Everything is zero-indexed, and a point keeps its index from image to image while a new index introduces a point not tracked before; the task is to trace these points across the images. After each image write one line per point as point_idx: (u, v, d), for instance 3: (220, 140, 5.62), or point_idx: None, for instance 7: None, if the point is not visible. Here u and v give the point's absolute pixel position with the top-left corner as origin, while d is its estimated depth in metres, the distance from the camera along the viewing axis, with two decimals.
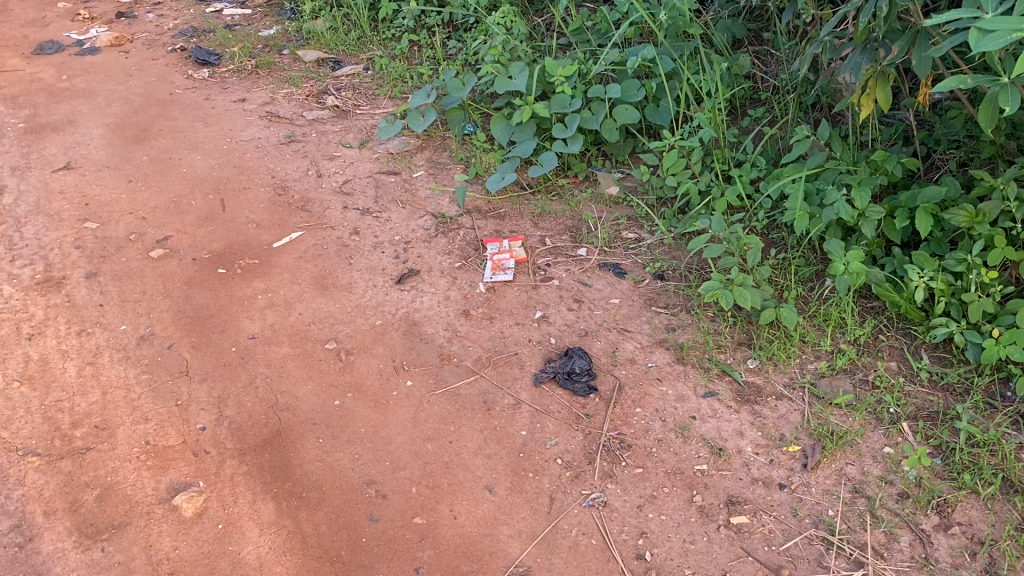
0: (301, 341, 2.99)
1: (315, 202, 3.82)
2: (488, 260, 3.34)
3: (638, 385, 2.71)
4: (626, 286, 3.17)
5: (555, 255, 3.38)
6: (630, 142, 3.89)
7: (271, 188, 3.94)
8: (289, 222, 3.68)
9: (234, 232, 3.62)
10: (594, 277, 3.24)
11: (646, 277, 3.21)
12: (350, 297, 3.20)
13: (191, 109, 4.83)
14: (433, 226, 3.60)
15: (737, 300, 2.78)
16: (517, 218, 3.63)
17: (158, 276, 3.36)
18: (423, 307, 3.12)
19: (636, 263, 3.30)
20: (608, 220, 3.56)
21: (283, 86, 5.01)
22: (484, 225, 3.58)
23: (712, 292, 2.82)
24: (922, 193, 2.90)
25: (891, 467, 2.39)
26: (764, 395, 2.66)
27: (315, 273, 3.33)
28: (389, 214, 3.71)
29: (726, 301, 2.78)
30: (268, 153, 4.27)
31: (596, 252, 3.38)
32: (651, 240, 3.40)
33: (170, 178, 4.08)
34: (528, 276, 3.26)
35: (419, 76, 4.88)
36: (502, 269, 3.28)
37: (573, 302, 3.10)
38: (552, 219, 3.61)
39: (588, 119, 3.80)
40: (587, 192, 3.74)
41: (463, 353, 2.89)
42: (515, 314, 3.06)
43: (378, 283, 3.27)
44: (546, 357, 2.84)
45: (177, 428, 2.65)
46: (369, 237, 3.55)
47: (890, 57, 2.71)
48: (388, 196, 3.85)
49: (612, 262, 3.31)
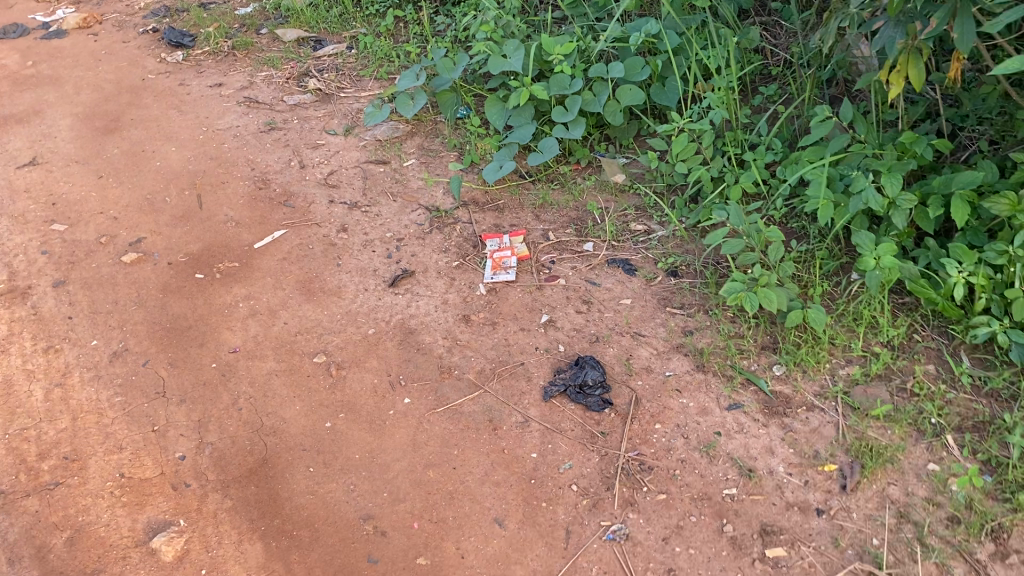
0: (287, 355, 2.75)
1: (298, 196, 3.57)
2: (488, 258, 3.11)
3: (656, 398, 2.49)
4: (638, 285, 2.95)
5: (559, 251, 3.15)
6: (634, 124, 3.64)
7: (252, 182, 3.68)
8: (271, 219, 3.43)
9: (213, 232, 3.37)
10: (603, 275, 3.01)
11: (659, 274, 2.99)
12: (339, 303, 2.96)
13: (164, 96, 4.55)
14: (427, 221, 3.35)
15: (762, 303, 2.55)
16: (517, 210, 3.38)
17: (132, 283, 3.11)
18: (420, 313, 2.90)
19: (647, 258, 3.07)
20: (615, 212, 3.33)
21: (262, 69, 4.72)
22: (481, 219, 3.34)
23: (735, 295, 2.59)
24: (957, 178, 2.67)
25: (939, 488, 2.18)
26: (793, 406, 2.44)
27: (301, 277, 3.09)
28: (380, 208, 3.46)
29: (750, 305, 2.53)
30: (247, 143, 4.00)
31: (604, 247, 3.14)
32: (662, 233, 3.17)
33: (143, 172, 3.82)
34: (531, 275, 3.03)
35: (405, 55, 4.60)
36: (503, 268, 3.05)
37: (581, 304, 2.88)
38: (555, 210, 3.37)
39: (590, 102, 3.55)
40: (590, 180, 3.49)
41: (464, 364, 2.66)
42: (519, 319, 2.83)
43: (369, 286, 3.04)
44: (555, 368, 2.62)
45: (154, 458, 2.43)
46: (359, 235, 3.30)
47: (929, 31, 2.43)
48: (378, 188, 3.59)
49: (622, 258, 3.08)
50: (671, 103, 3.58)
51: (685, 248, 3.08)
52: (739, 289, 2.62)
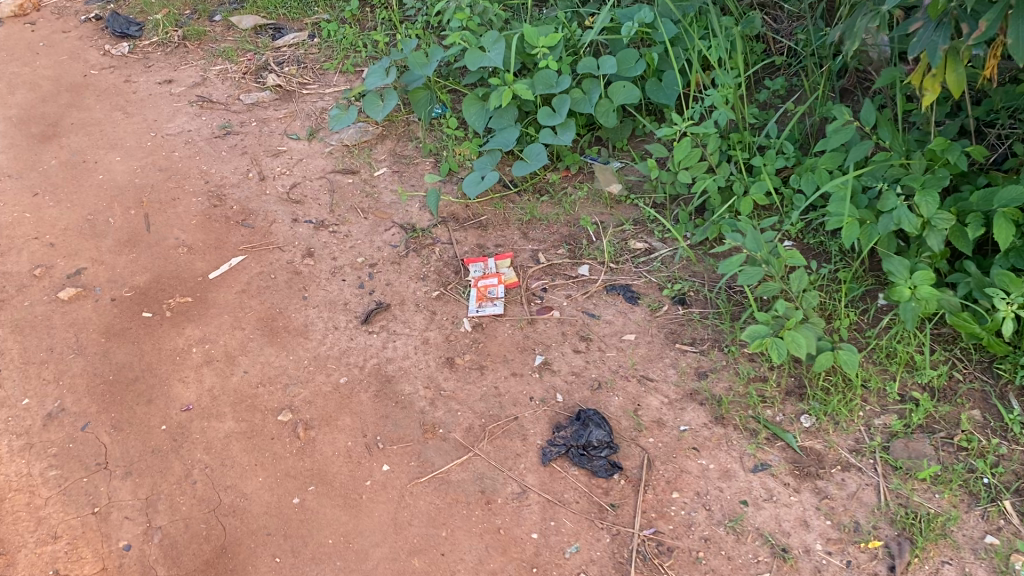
0: (247, 412, 2.42)
1: (258, 214, 3.21)
2: (472, 287, 2.78)
3: (671, 459, 2.19)
4: (641, 316, 2.64)
5: (552, 276, 2.82)
6: (628, 123, 3.30)
7: (205, 198, 3.31)
8: (228, 243, 3.07)
9: (162, 260, 3.00)
10: (602, 305, 2.69)
11: (664, 303, 2.67)
12: (306, 346, 2.62)
13: (108, 95, 4.13)
14: (402, 242, 3.01)
15: (790, 349, 2.20)
16: (502, 226, 3.05)
17: (70, 325, 2.75)
18: (398, 356, 2.56)
19: (650, 283, 2.75)
20: (611, 227, 3.00)
21: (216, 62, 4.31)
22: (463, 239, 3.00)
23: (759, 341, 2.22)
24: (999, 193, 2.37)
25: (1000, 567, 1.90)
26: (827, 466, 2.15)
27: (262, 314, 2.75)
28: (349, 227, 3.11)
29: (777, 353, 2.19)
30: (200, 151, 3.62)
31: (601, 270, 2.82)
32: (665, 252, 2.85)
33: (83, 187, 3.43)
34: (522, 307, 2.71)
35: (373, 44, 4.20)
36: (490, 299, 2.72)
37: (579, 341, 2.56)
38: (545, 226, 3.04)
39: (580, 101, 3.21)
40: (583, 190, 3.16)
41: (450, 420, 2.34)
42: (511, 362, 2.51)
43: (340, 323, 2.70)
44: (554, 423, 2.31)
45: (94, 548, 2.10)
46: (326, 260, 2.96)
47: (976, 36, 2.11)
48: (347, 203, 3.24)
49: (621, 284, 2.76)
50: (669, 100, 3.23)
51: (692, 270, 2.76)
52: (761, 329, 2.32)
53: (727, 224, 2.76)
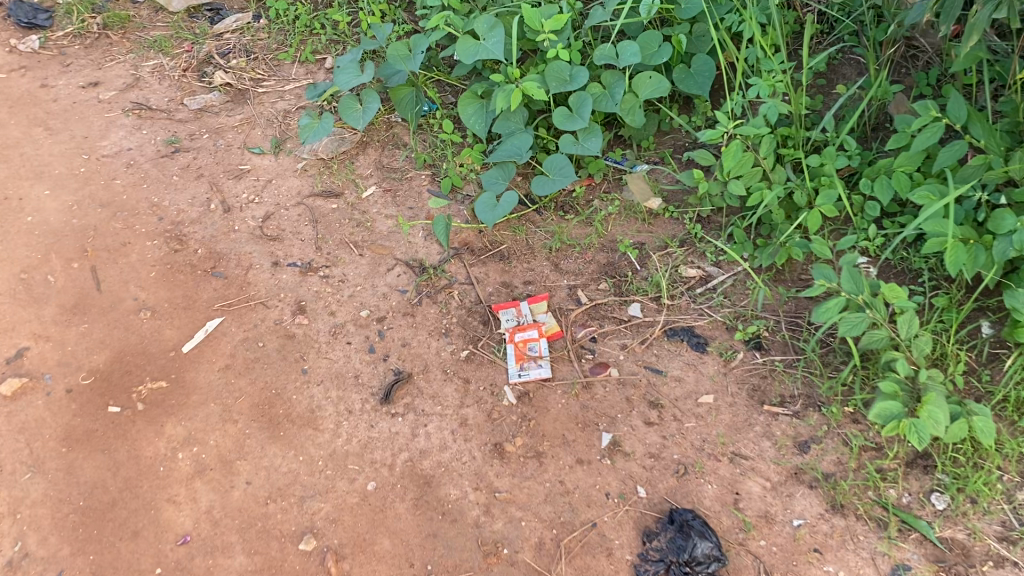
0: (261, 541, 1.96)
1: (230, 259, 2.68)
2: (507, 343, 2.33)
3: (791, 570, 1.83)
4: (714, 369, 2.24)
5: (598, 320, 2.38)
6: (653, 118, 2.85)
7: (162, 241, 2.77)
8: (199, 301, 2.55)
9: (121, 331, 2.48)
10: (666, 356, 2.28)
11: (738, 349, 2.28)
12: (317, 442, 2.15)
13: (22, 105, 3.48)
14: (412, 286, 2.53)
15: (932, 430, 1.81)
16: (527, 257, 2.59)
17: (18, 431, 2.24)
18: (434, 447, 2.11)
19: (716, 324, 2.35)
20: (656, 251, 2.57)
21: (147, 56, 3.67)
22: (485, 277, 2.53)
23: (894, 424, 1.82)
24: None
25: None
26: (977, 563, 1.81)
27: (258, 399, 2.27)
28: (344, 268, 2.61)
29: (920, 440, 1.80)
30: (145, 176, 3.04)
31: (656, 309, 2.40)
32: (727, 282, 2.45)
33: (8, 234, 2.84)
34: (570, 365, 2.27)
35: (332, 25, 3.60)
36: (531, 359, 2.28)
37: (649, 410, 2.15)
38: (577, 253, 2.59)
39: (600, 98, 2.74)
40: (613, 204, 2.71)
41: (515, 534, 1.93)
42: (572, 444, 2.09)
43: (354, 404, 2.23)
44: (641, 528, 1.91)
45: None
46: (323, 317, 2.47)
47: None
48: (336, 235, 2.73)
49: (683, 326, 2.35)
50: (702, 90, 2.76)
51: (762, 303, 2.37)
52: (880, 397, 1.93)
53: (797, 246, 2.37)
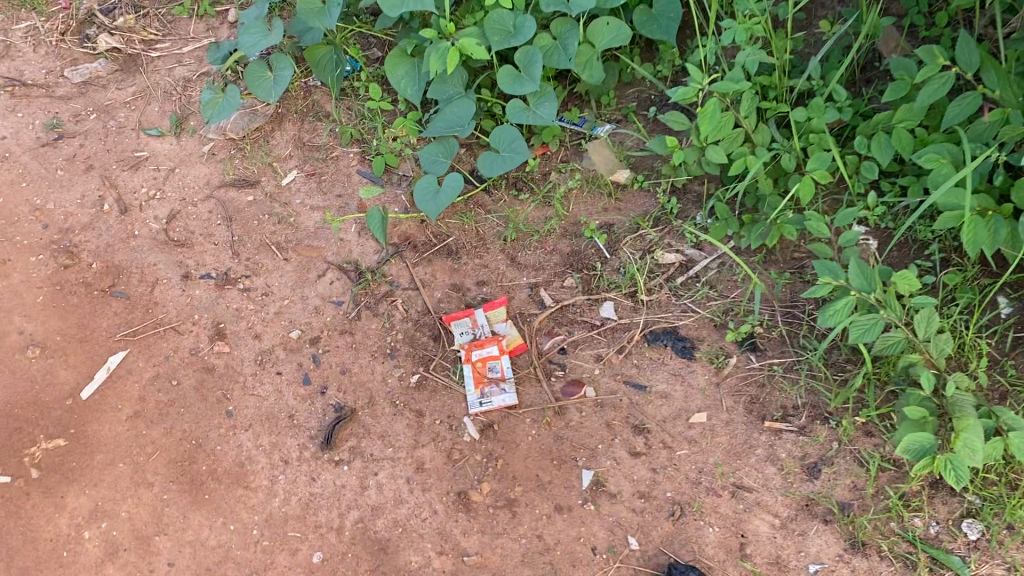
0: None
1: (131, 274, 2.29)
2: (465, 364, 2.00)
3: None
4: (704, 380, 1.95)
5: (568, 326, 2.07)
6: (613, 68, 2.48)
7: (49, 255, 2.35)
8: (97, 331, 2.17)
9: (10, 377, 2.11)
10: (648, 367, 1.98)
11: (730, 352, 1.99)
12: (250, 505, 1.83)
13: None
14: (349, 297, 2.17)
15: (972, 463, 1.55)
16: (479, 250, 2.24)
17: None
18: (388, 503, 1.81)
19: (702, 323, 2.05)
20: (627, 233, 2.24)
21: (18, 17, 3.04)
22: (431, 280, 2.19)
23: (929, 463, 1.56)
24: None
25: None
26: None
27: (177, 455, 1.92)
28: (267, 277, 2.24)
29: (959, 479, 1.53)
30: (24, 171, 2.59)
31: (632, 309, 2.09)
32: (713, 271, 2.14)
33: None
34: (539, 386, 1.96)
35: None
36: (492, 382, 1.96)
37: (634, 437, 1.87)
38: (537, 243, 2.24)
39: (552, 52, 2.36)
40: (574, 177, 2.37)
41: None
42: (549, 487, 1.80)
43: (291, 453, 1.90)
44: None
45: None
46: (246, 342, 2.11)
47: None
48: (255, 235, 2.34)
49: (666, 329, 2.05)
50: (667, 35, 2.36)
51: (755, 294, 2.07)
52: (903, 423, 1.64)
53: (790, 225, 2.07)
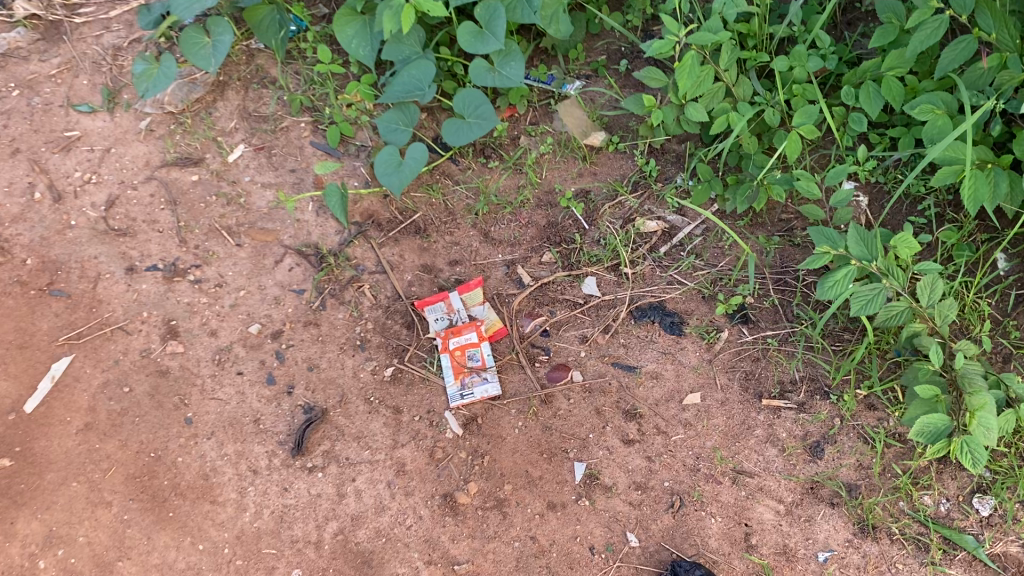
0: None
1: (68, 269, 2.09)
2: (442, 354, 1.87)
3: None
4: (697, 357, 1.84)
5: (550, 306, 1.94)
6: (580, 19, 2.29)
7: None
8: (36, 335, 1.98)
9: None
10: (636, 346, 1.87)
11: (721, 326, 1.88)
12: (219, 522, 1.70)
13: None
14: (310, 284, 2.02)
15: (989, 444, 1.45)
16: (449, 226, 2.10)
17: None
18: (368, 511, 1.69)
19: (690, 295, 1.93)
20: (605, 202, 2.11)
21: None
22: (400, 261, 2.04)
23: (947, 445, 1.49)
24: None
25: None
26: None
27: (137, 471, 1.77)
28: (220, 266, 2.07)
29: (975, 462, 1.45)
30: None
31: (616, 284, 1.97)
32: (698, 239, 2.02)
33: None
34: (522, 373, 1.84)
35: None
36: (472, 372, 1.84)
37: (626, 423, 1.76)
38: (510, 215, 2.10)
39: (515, 7, 2.14)
40: (546, 142, 2.21)
41: None
42: (540, 484, 1.69)
43: (260, 462, 1.77)
44: None
45: None
46: (203, 340, 1.95)
47: None
48: (203, 220, 2.16)
49: (653, 304, 1.93)
50: None
51: (748, 265, 1.95)
52: (914, 407, 1.56)
53: (777, 185, 1.95)
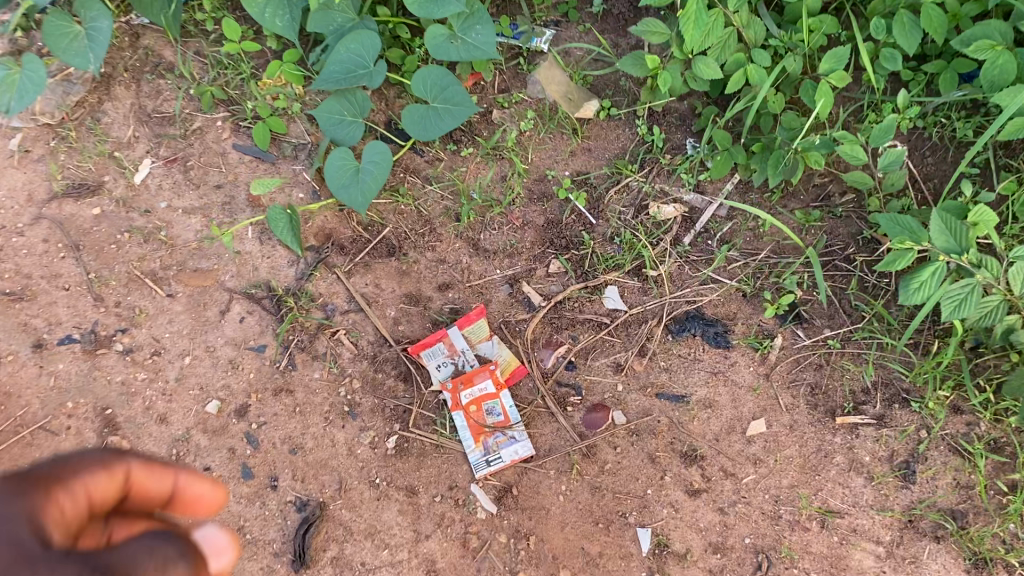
0: None
1: None
2: (455, 411, 1.57)
3: None
4: (754, 375, 1.57)
5: (571, 330, 1.64)
6: None
7: None
8: None
9: None
10: (680, 368, 1.58)
11: (776, 331, 1.59)
12: None
13: None
14: (273, 340, 1.65)
15: None
16: (430, 239, 1.72)
17: None
18: None
19: (731, 296, 1.63)
20: (611, 188, 1.73)
21: None
22: (377, 294, 1.68)
23: None
24: None
25: None
26: None
27: None
28: (152, 329, 1.68)
29: None
30: None
31: (642, 292, 1.65)
32: (728, 226, 1.69)
33: None
34: (553, 423, 1.57)
35: None
36: (494, 432, 1.55)
37: (687, 469, 1.52)
38: (502, 217, 1.73)
39: None
40: (525, 116, 1.77)
41: None
42: (602, 563, 1.48)
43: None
44: None
45: None
46: (153, 431, 1.61)
47: None
48: (118, 266, 1.72)
49: (692, 313, 1.62)
50: None
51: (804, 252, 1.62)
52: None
53: (815, 152, 1.58)
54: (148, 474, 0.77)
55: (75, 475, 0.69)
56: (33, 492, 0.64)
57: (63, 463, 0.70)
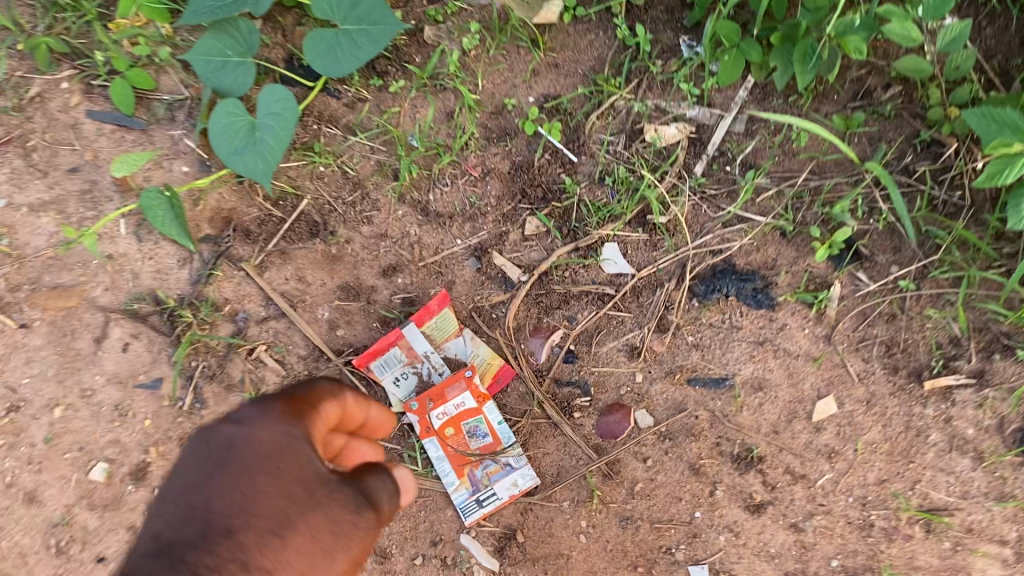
0: None
1: None
2: (428, 437, 1.32)
3: None
4: (813, 342, 1.23)
5: (564, 310, 1.30)
6: None
7: None
8: None
9: None
10: (718, 343, 1.25)
11: (837, 279, 1.21)
12: None
13: None
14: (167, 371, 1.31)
15: None
16: (361, 209, 1.31)
17: None
18: None
19: (778, 243, 1.23)
20: (591, 111, 1.26)
21: None
22: (304, 294, 1.32)
23: None
24: None
25: None
26: None
27: None
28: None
29: None
30: None
31: (652, 249, 1.27)
32: (751, 145, 1.23)
33: None
34: (559, 444, 1.32)
35: None
36: (481, 459, 1.32)
37: (743, 477, 1.27)
38: (457, 171, 1.30)
39: None
40: (467, 30, 1.27)
41: None
42: None
43: None
44: None
45: None
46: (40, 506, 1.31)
47: None
48: None
49: (720, 266, 1.25)
50: None
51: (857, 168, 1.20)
52: None
53: (856, 37, 1.10)
54: (358, 406, 0.85)
55: (324, 404, 0.79)
56: (308, 416, 0.75)
57: (308, 391, 0.80)
